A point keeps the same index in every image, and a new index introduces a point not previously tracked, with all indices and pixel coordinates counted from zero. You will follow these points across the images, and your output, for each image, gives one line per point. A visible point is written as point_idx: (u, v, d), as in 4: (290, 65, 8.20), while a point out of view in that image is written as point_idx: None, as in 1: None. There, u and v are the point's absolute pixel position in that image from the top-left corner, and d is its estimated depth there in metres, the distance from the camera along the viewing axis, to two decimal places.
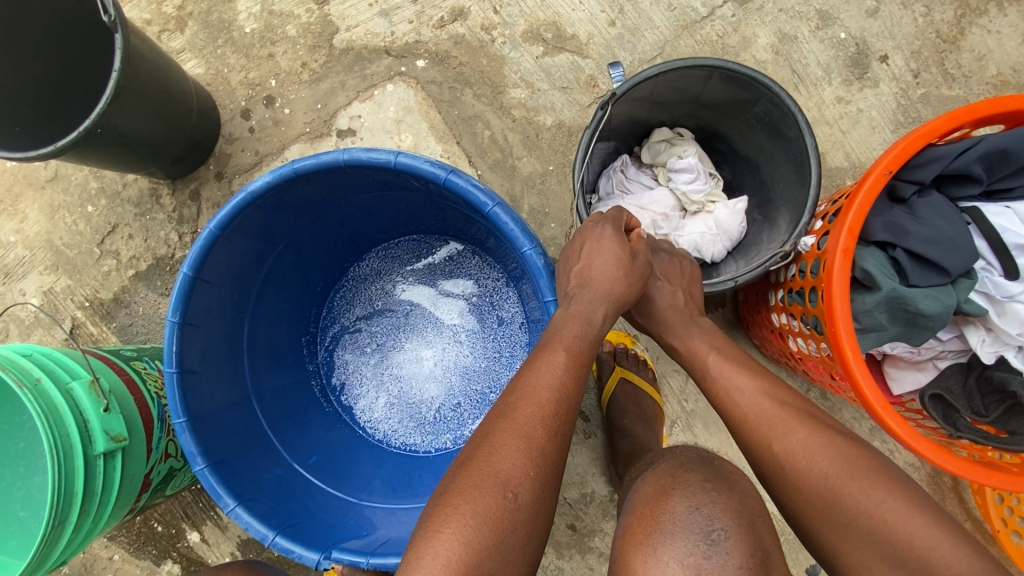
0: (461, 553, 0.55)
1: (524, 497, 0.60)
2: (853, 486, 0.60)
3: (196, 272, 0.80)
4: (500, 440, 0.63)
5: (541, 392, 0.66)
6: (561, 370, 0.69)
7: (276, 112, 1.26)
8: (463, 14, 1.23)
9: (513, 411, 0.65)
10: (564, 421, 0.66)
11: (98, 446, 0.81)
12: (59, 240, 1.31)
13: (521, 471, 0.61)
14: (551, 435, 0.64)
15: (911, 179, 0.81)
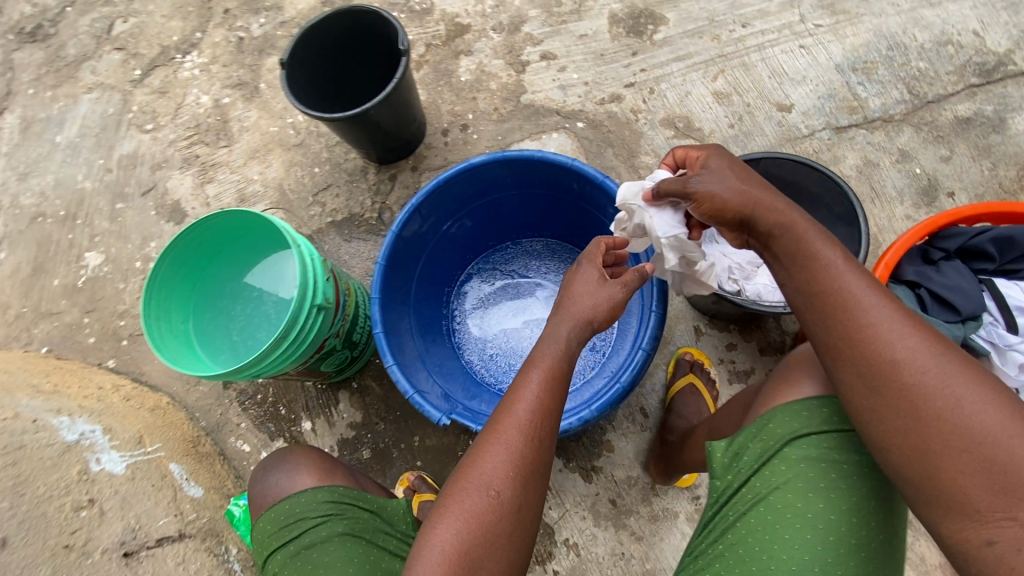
0: (455, 539, 0.78)
1: (504, 493, 0.81)
2: (964, 409, 0.67)
3: (417, 205, 1.19)
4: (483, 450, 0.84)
5: (522, 409, 0.86)
6: (536, 387, 0.88)
7: (468, 135, 1.72)
8: (620, 99, 1.67)
9: (499, 423, 0.86)
10: (546, 424, 0.87)
11: (317, 301, 1.17)
12: (286, 186, 1.78)
13: (499, 476, 0.82)
14: (533, 444, 0.84)
15: (939, 248, 1.00)
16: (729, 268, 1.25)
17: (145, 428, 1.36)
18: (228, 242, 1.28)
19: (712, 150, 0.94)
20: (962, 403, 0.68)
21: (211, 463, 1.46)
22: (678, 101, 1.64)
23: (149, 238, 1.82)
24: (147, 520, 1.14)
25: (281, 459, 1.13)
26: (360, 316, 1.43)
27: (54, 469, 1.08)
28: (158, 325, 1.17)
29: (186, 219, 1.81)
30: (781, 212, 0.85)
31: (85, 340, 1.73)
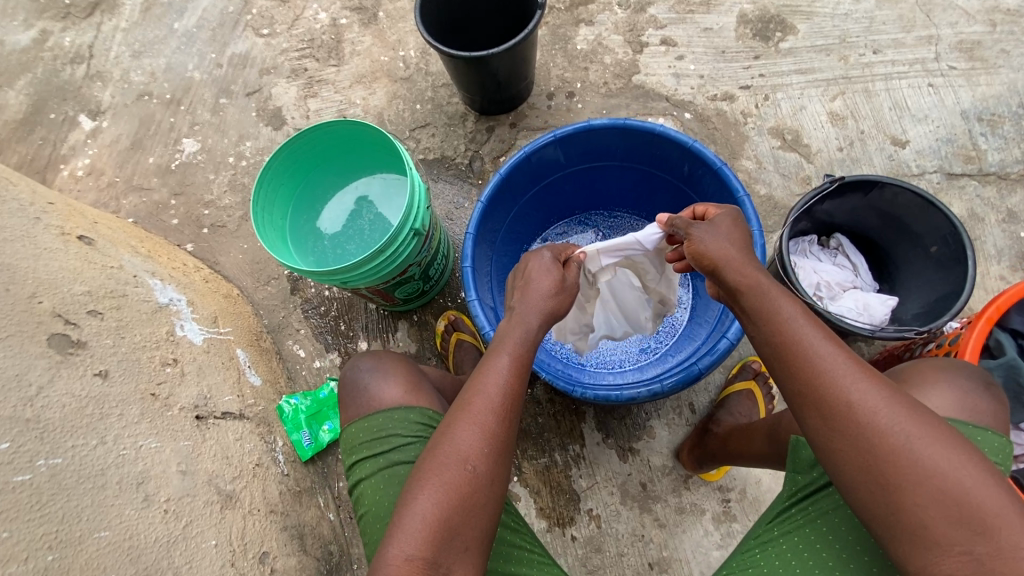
0: (433, 512, 0.80)
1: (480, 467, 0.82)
2: (920, 456, 0.68)
3: (528, 154, 1.21)
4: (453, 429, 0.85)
5: (494, 389, 0.87)
6: (507, 369, 0.91)
7: (572, 104, 1.72)
8: (732, 98, 1.65)
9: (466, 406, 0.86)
10: (512, 404, 0.88)
11: (415, 226, 1.21)
12: (386, 116, 1.82)
13: (476, 451, 0.83)
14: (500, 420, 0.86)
15: None
16: (816, 284, 1.26)
17: (220, 310, 1.45)
18: (335, 154, 1.33)
19: (727, 210, 0.95)
20: (920, 444, 0.68)
21: (269, 359, 1.52)
22: (791, 113, 1.61)
23: (245, 137, 1.87)
24: (216, 393, 1.20)
25: (377, 370, 1.06)
26: (439, 256, 1.48)
27: (149, 322, 1.13)
28: (261, 214, 1.22)
29: (284, 127, 1.87)
30: (748, 271, 0.84)
31: (170, 220, 1.80)
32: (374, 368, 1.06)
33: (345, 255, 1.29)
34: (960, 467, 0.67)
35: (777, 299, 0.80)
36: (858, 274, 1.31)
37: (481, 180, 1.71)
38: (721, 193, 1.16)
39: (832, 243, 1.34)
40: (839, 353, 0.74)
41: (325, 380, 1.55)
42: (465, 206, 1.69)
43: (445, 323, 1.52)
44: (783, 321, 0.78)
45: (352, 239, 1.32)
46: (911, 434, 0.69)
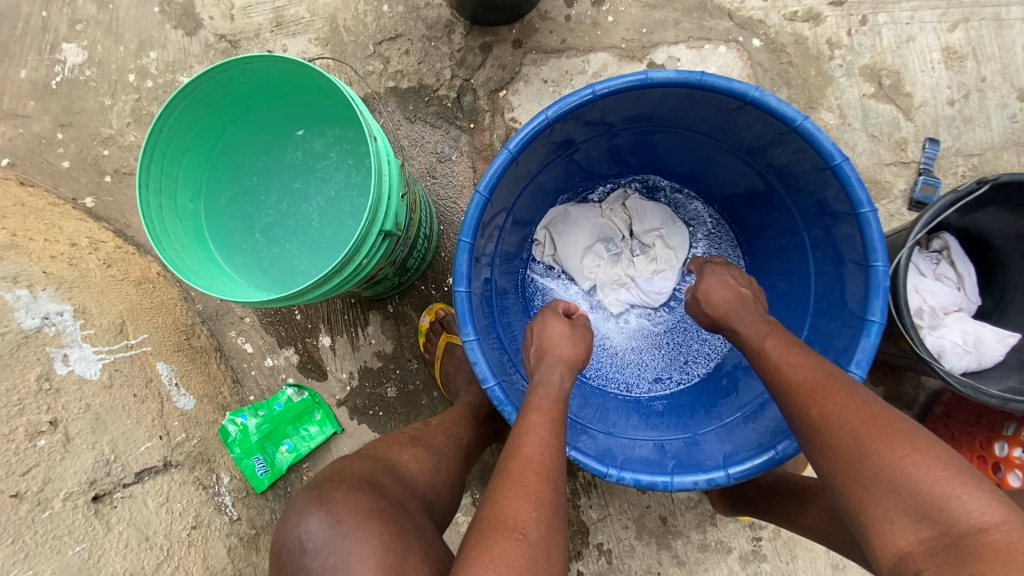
0: None
1: (534, 536, 0.60)
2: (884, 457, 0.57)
3: (551, 121, 0.82)
4: (502, 499, 0.63)
5: (532, 448, 0.68)
6: (540, 425, 0.71)
7: (599, 15, 1.25)
8: (818, 20, 1.20)
9: (510, 475, 0.65)
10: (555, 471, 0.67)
11: (387, 227, 0.85)
12: (341, 20, 1.31)
13: (527, 514, 0.61)
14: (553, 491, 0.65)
15: None
16: (917, 307, 0.97)
17: (130, 309, 1.08)
18: (261, 99, 0.90)
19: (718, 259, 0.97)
20: (882, 442, 0.58)
21: (205, 362, 1.20)
22: (894, 46, 1.19)
23: (147, 44, 1.36)
24: (125, 448, 0.90)
25: (334, 540, 0.69)
26: (419, 239, 1.12)
27: (6, 370, 0.80)
28: (156, 202, 0.82)
29: (200, 31, 1.35)
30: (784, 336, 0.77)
31: (57, 163, 1.35)
32: (331, 532, 0.69)
33: (287, 255, 0.94)
34: (907, 454, 0.56)
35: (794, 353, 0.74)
36: (962, 288, 1.01)
37: (473, 123, 1.28)
38: (830, 197, 0.80)
39: (935, 245, 1.02)
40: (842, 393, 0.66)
41: (282, 385, 1.24)
42: (451, 160, 1.28)
43: (432, 320, 1.21)
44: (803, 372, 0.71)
45: (294, 229, 0.95)
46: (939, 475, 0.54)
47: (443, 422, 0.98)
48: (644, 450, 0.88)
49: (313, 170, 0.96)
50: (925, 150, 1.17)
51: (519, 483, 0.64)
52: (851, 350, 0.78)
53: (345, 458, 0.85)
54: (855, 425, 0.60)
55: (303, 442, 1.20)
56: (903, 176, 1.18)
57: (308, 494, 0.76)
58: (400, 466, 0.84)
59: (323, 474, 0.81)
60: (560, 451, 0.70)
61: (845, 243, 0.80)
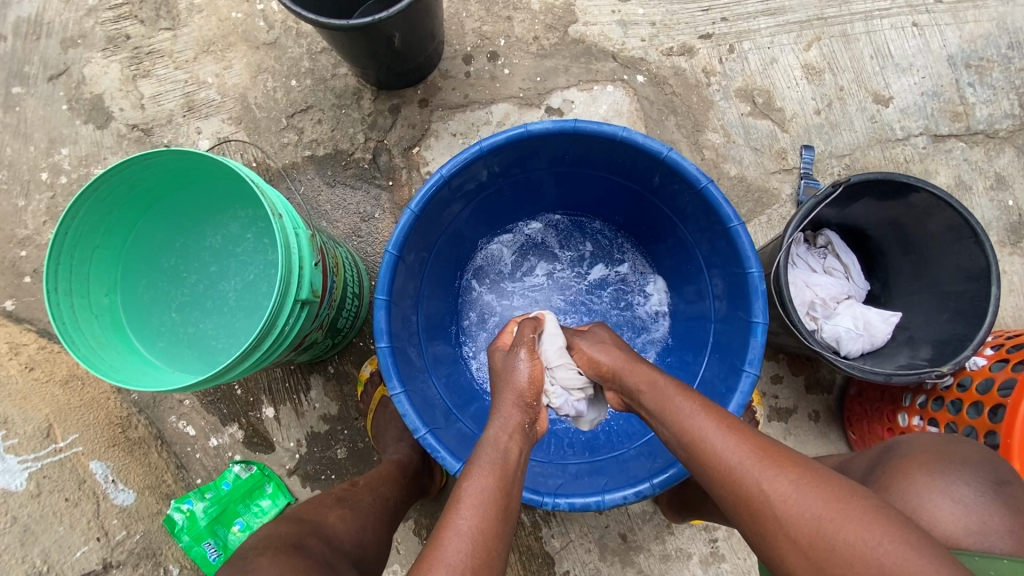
0: None
1: None
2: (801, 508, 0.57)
3: (446, 177, 0.88)
4: (421, 572, 0.59)
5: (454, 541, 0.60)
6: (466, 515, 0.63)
7: (496, 68, 1.34)
8: (691, 52, 1.33)
9: (430, 548, 0.61)
10: (492, 542, 0.62)
11: (303, 293, 0.88)
12: (252, 99, 1.37)
13: None
14: (484, 563, 0.60)
15: None
16: (810, 302, 1.05)
17: (57, 412, 1.06)
18: (168, 189, 0.93)
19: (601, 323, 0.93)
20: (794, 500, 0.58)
21: (144, 453, 1.17)
22: (761, 68, 1.33)
23: (58, 142, 1.37)
24: (58, 556, 0.91)
25: None
26: (347, 299, 1.14)
27: None
28: (67, 303, 0.83)
29: (112, 123, 1.38)
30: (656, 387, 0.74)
31: None
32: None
33: (205, 336, 0.97)
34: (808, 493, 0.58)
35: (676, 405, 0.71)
36: (850, 277, 1.10)
37: (391, 181, 1.33)
38: (707, 215, 0.88)
39: (820, 241, 1.12)
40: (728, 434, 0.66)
41: (228, 464, 1.22)
42: (375, 218, 1.33)
43: (372, 370, 1.22)
44: (691, 433, 0.67)
45: (209, 310, 0.98)
46: (823, 516, 0.56)
47: (371, 482, 1.01)
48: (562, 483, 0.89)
49: (233, 253, 1.00)
50: (802, 156, 1.29)
51: (440, 556, 0.59)
52: (743, 350, 0.85)
53: (265, 527, 0.85)
54: (744, 458, 0.63)
55: (254, 518, 1.18)
56: (788, 182, 1.29)
57: (234, 563, 0.76)
58: (325, 527, 0.86)
59: (247, 545, 0.80)
60: (484, 531, 0.62)
61: (727, 255, 0.87)
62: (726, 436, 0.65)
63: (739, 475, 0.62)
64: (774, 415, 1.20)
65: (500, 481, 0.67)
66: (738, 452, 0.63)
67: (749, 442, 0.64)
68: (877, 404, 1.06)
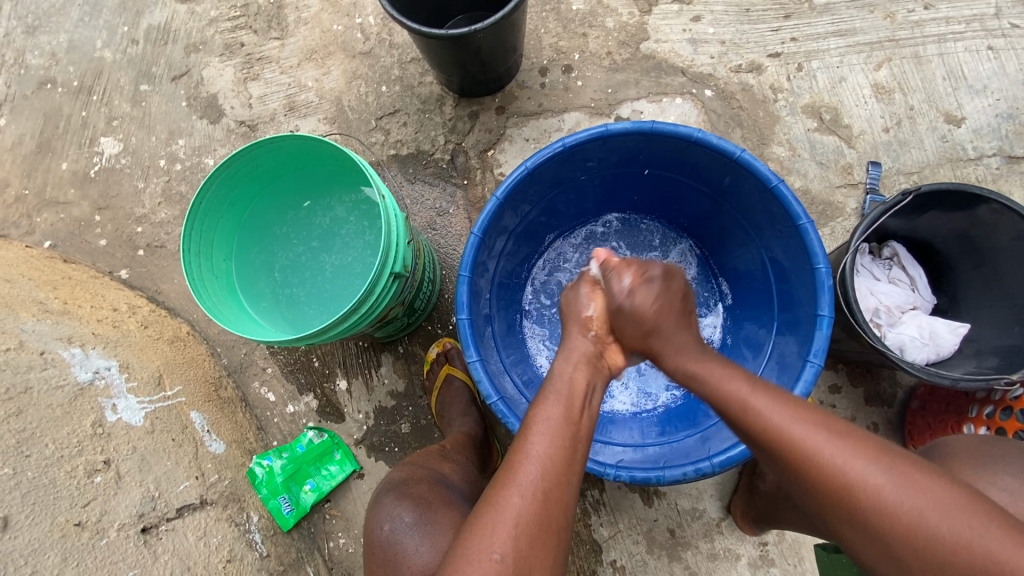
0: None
1: (517, 539, 0.62)
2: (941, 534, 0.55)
3: (530, 170, 0.96)
4: (494, 496, 0.66)
5: (534, 448, 0.68)
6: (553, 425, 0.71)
7: (570, 80, 1.43)
8: (759, 69, 1.38)
9: (505, 469, 0.68)
10: (558, 468, 0.67)
11: (396, 268, 0.97)
12: (346, 101, 1.51)
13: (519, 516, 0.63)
14: (554, 483, 0.66)
15: None
16: (874, 309, 1.07)
17: (166, 364, 1.19)
18: (282, 172, 1.06)
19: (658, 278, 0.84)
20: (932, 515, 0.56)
21: (232, 412, 1.28)
22: (829, 86, 1.37)
23: (176, 133, 1.56)
24: (167, 486, 0.99)
25: (425, 517, 0.87)
26: (424, 283, 1.23)
27: (67, 418, 0.92)
28: (196, 262, 0.95)
29: (223, 119, 1.55)
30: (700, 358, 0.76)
31: (96, 242, 1.51)
32: (421, 515, 0.88)
33: (298, 302, 1.09)
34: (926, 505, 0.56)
35: (720, 374, 0.72)
36: (916, 289, 1.11)
37: (466, 180, 1.44)
38: (775, 214, 0.93)
39: (885, 252, 1.14)
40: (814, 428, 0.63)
41: (302, 429, 1.31)
42: (449, 213, 1.43)
43: (439, 352, 1.30)
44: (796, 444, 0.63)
45: (305, 279, 1.10)
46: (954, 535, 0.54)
47: (456, 446, 1.12)
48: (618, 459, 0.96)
49: (337, 234, 1.12)
50: (869, 172, 1.31)
51: (515, 478, 0.66)
52: (809, 344, 0.89)
53: (399, 469, 1.02)
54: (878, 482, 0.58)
55: (325, 481, 1.27)
56: (853, 197, 1.31)
57: (396, 490, 0.94)
58: (444, 475, 1.01)
59: (399, 476, 0.98)
60: (574, 449, 0.70)
61: (794, 252, 0.92)
62: (836, 444, 0.62)
63: (820, 473, 0.61)
64: None
65: (569, 414, 0.73)
66: (827, 446, 0.61)
67: (831, 434, 0.62)
68: (942, 415, 1.07)
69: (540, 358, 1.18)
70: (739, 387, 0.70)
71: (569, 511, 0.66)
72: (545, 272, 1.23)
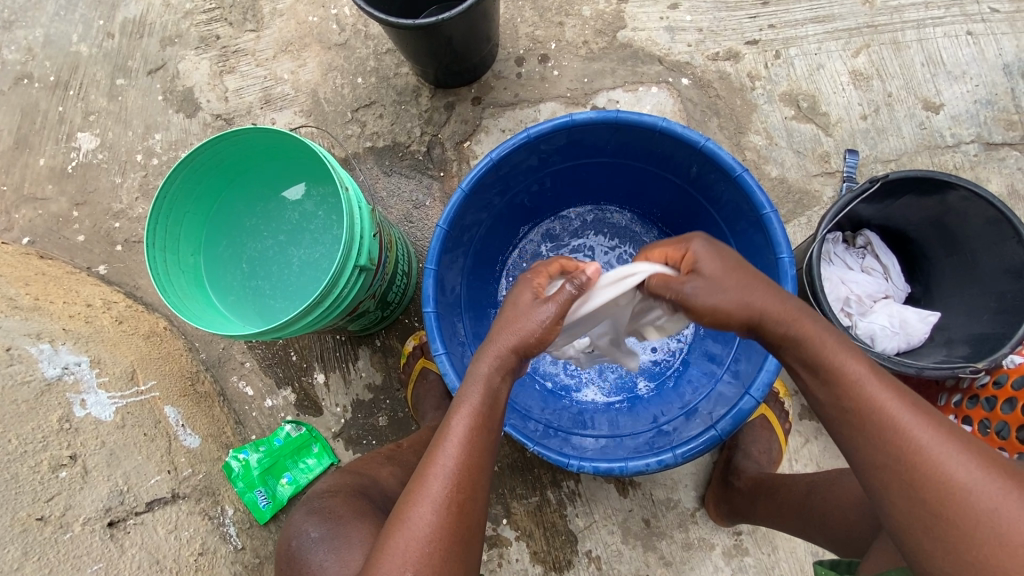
0: None
1: (432, 550, 0.64)
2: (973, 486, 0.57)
3: (496, 161, 0.95)
4: (405, 511, 0.67)
5: (449, 455, 0.68)
6: (469, 429, 0.69)
7: (546, 70, 1.42)
8: (737, 57, 1.37)
9: (416, 482, 0.68)
10: (473, 476, 0.68)
11: (361, 261, 0.96)
12: (322, 94, 1.50)
13: (429, 532, 0.65)
14: (466, 493, 0.67)
15: None
16: (845, 298, 1.07)
17: (140, 359, 1.19)
18: (248, 166, 1.05)
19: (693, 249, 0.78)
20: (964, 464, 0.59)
21: (209, 406, 1.28)
22: (807, 73, 1.35)
23: (152, 128, 1.55)
24: (137, 480, 1.00)
25: (335, 529, 0.87)
26: (398, 274, 1.22)
27: (34, 414, 0.93)
28: (161, 257, 0.95)
29: (199, 113, 1.54)
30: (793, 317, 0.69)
31: (74, 237, 1.51)
32: (332, 526, 0.88)
33: (267, 297, 1.08)
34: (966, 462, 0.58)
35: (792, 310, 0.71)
36: (889, 277, 1.11)
37: (442, 172, 1.43)
38: (741, 204, 0.92)
39: (859, 241, 1.13)
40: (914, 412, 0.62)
41: (280, 423, 1.32)
42: (426, 205, 1.42)
43: (415, 345, 1.30)
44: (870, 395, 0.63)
45: (273, 273, 1.10)
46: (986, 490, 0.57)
47: (414, 444, 1.13)
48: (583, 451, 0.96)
49: (306, 228, 1.11)
50: (847, 160, 1.29)
51: (424, 492, 0.66)
52: None
53: (330, 478, 1.02)
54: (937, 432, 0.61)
55: (303, 475, 1.26)
56: (830, 185, 1.30)
57: (311, 503, 0.95)
58: (380, 481, 1.01)
59: (323, 486, 0.99)
60: (488, 444, 0.70)
61: (760, 242, 0.92)
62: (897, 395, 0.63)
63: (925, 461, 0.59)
64: (806, 413, 1.21)
65: (488, 415, 0.70)
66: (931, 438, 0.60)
67: (941, 428, 0.61)
68: None
69: None
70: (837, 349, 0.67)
71: (478, 514, 0.69)
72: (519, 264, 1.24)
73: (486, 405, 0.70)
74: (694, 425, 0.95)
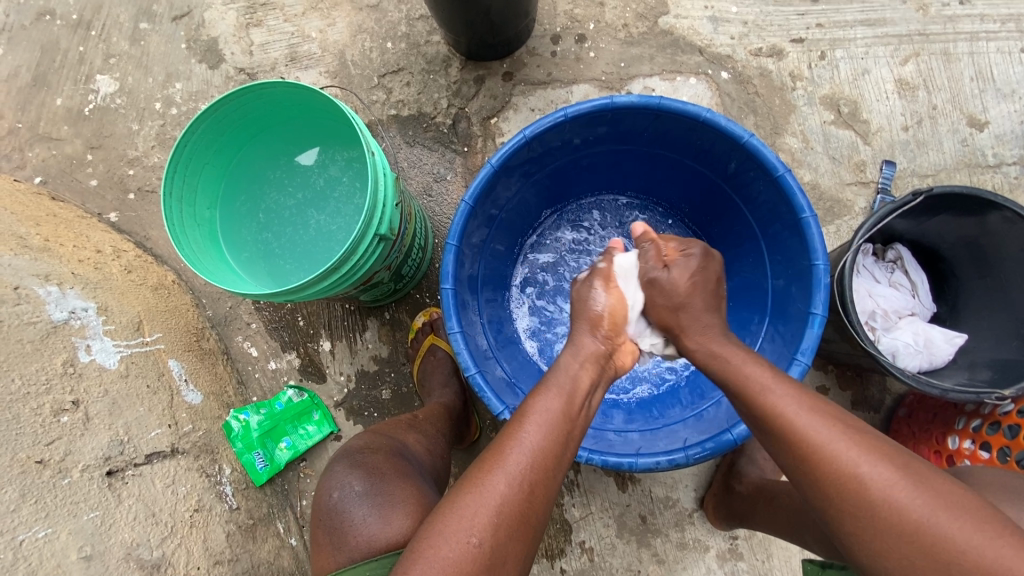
0: (459, 554, 0.61)
1: (499, 519, 0.63)
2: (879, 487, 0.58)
3: (528, 138, 0.92)
4: (480, 476, 0.65)
5: (532, 431, 0.68)
6: (554, 416, 0.70)
7: (582, 51, 1.38)
8: (780, 54, 1.32)
9: (493, 453, 0.67)
10: (551, 461, 0.67)
11: (382, 230, 0.94)
12: (350, 56, 1.46)
13: (502, 501, 0.63)
14: (540, 477, 0.65)
15: None
16: (871, 311, 1.04)
17: (147, 311, 1.17)
18: (272, 120, 1.02)
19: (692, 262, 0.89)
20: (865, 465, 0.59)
21: (212, 363, 1.27)
22: (851, 77, 1.31)
23: (173, 76, 1.51)
24: (137, 431, 0.99)
25: (378, 488, 0.87)
26: (414, 248, 1.19)
27: (37, 356, 0.91)
28: (177, 208, 0.92)
29: (222, 65, 1.50)
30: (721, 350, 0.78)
31: (86, 181, 1.48)
32: (373, 484, 0.88)
33: (281, 260, 1.06)
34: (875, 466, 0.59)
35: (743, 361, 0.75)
36: (917, 295, 1.08)
37: (467, 147, 1.39)
38: (778, 205, 0.89)
39: (889, 255, 1.10)
40: (843, 435, 0.62)
41: (283, 387, 1.30)
42: (447, 179, 1.39)
43: (425, 321, 1.28)
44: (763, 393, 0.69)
45: (288, 234, 1.08)
46: (883, 485, 0.58)
47: (428, 417, 1.11)
48: (593, 443, 0.94)
49: (329, 194, 1.09)
50: (882, 171, 1.26)
51: (502, 461, 0.66)
52: (799, 341, 0.86)
53: (361, 437, 1.01)
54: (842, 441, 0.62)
55: (301, 440, 1.27)
56: (863, 196, 1.27)
57: (350, 457, 0.94)
58: (406, 446, 1.00)
59: (356, 444, 0.98)
60: (564, 439, 0.70)
61: (795, 247, 0.89)
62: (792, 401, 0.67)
63: (846, 486, 0.59)
64: None
65: (571, 407, 0.72)
66: (851, 454, 0.60)
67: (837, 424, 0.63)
68: (928, 425, 1.06)
69: (522, 333, 1.16)
70: (762, 379, 0.71)
71: (546, 506, 0.66)
72: (537, 246, 1.22)
73: (572, 398, 0.73)
74: (706, 428, 0.94)
